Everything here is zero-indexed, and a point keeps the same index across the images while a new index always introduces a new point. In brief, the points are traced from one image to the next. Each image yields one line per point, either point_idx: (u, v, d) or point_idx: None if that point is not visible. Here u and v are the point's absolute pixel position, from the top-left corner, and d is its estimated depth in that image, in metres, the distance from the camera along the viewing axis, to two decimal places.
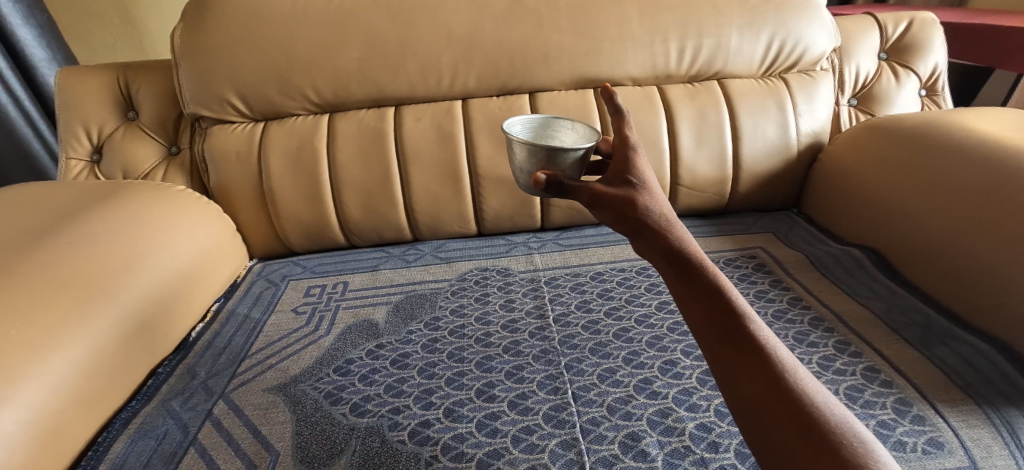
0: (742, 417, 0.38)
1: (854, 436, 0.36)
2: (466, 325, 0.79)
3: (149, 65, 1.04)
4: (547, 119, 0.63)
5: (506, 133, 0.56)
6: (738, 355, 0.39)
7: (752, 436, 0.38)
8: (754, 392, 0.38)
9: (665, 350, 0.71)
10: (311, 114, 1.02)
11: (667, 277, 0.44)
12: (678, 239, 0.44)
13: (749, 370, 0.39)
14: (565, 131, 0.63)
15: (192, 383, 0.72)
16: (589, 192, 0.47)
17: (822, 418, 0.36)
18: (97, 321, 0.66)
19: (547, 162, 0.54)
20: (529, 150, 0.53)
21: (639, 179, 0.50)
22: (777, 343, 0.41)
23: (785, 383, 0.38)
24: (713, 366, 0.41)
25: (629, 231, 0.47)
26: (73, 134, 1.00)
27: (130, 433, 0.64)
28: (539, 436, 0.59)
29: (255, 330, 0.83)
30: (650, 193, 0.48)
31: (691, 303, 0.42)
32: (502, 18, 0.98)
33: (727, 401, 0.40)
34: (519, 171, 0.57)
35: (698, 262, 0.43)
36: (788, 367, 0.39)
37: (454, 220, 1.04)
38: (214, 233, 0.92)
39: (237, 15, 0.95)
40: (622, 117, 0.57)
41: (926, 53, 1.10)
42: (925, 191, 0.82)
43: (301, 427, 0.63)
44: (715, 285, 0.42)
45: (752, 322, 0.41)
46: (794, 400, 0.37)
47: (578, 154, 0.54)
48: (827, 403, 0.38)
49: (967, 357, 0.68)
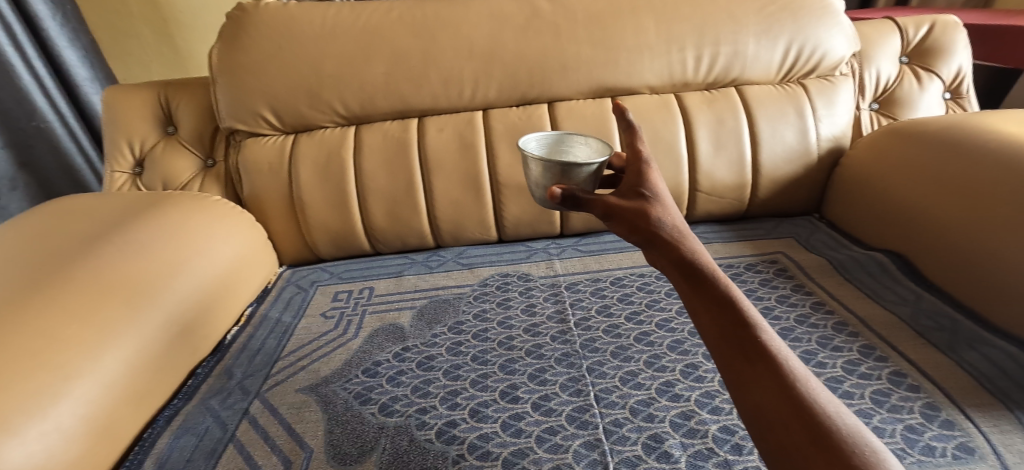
0: (756, 425, 0.39)
1: (866, 445, 0.36)
2: (489, 329, 0.81)
3: (187, 82, 1.10)
4: (561, 135, 0.65)
5: (521, 150, 0.58)
6: (750, 364, 0.40)
7: (764, 445, 0.38)
8: (767, 400, 0.38)
9: (686, 354, 0.72)
10: (338, 126, 1.06)
11: (680, 286, 0.45)
12: (690, 250, 0.46)
13: (760, 379, 0.39)
14: (578, 146, 0.65)
15: (229, 383, 0.76)
16: (603, 205, 0.50)
17: (833, 427, 0.37)
18: (144, 322, 0.70)
19: (562, 177, 0.55)
20: (544, 166, 0.55)
21: (651, 191, 0.51)
22: (790, 354, 0.42)
23: (796, 393, 0.38)
24: (726, 378, 0.41)
25: (643, 241, 0.49)
26: (117, 148, 1.07)
27: (172, 429, 0.67)
28: (563, 437, 0.60)
29: (286, 333, 0.86)
30: (663, 205, 0.50)
31: (703, 313, 0.43)
32: (521, 31, 1.01)
33: (740, 410, 0.40)
34: (534, 185, 0.59)
35: (710, 272, 0.44)
36: (799, 377, 0.40)
37: (476, 226, 1.06)
38: (247, 240, 0.96)
39: (269, 33, 1.00)
40: (634, 133, 0.58)
41: (949, 56, 1.09)
42: (950, 194, 0.81)
43: (332, 425, 0.65)
44: (726, 295, 0.43)
45: (763, 332, 0.41)
46: (805, 409, 0.37)
47: (591, 169, 0.55)
48: (839, 413, 0.38)
49: (998, 361, 0.67)
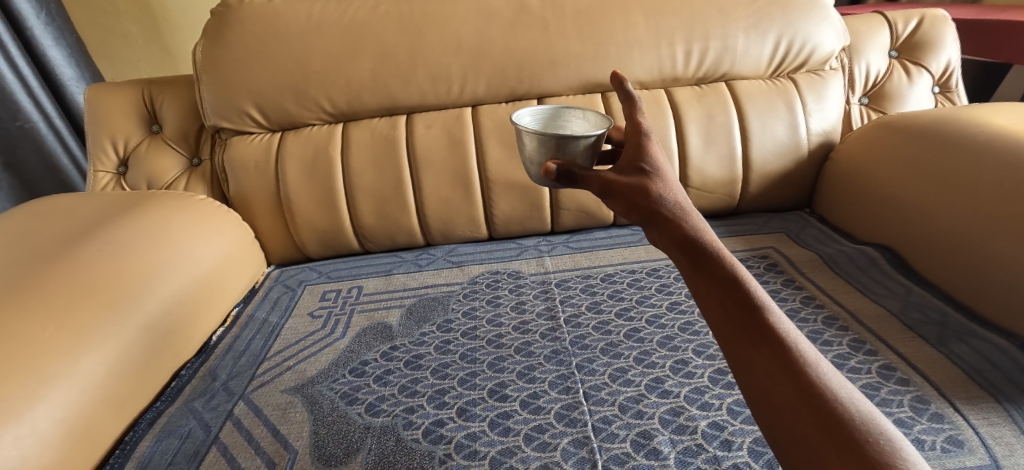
0: (761, 410, 0.38)
1: (880, 433, 0.35)
2: (478, 327, 0.80)
3: (172, 80, 1.08)
4: (556, 109, 0.63)
5: (514, 123, 0.55)
6: (755, 346, 0.39)
7: (771, 431, 0.37)
8: (773, 384, 0.38)
9: (676, 350, 0.71)
10: (326, 123, 1.05)
11: (682, 267, 0.45)
12: (693, 229, 0.45)
13: (767, 363, 0.39)
14: (575, 120, 0.63)
15: (213, 385, 0.74)
16: (600, 181, 0.49)
17: (845, 413, 0.36)
18: (125, 323, 0.68)
19: (558, 151, 0.53)
20: (538, 139, 0.53)
21: (652, 167, 0.50)
22: (799, 337, 0.41)
23: (805, 378, 0.37)
24: (730, 361, 0.41)
25: (643, 220, 0.48)
26: (101, 147, 1.05)
27: (155, 433, 0.66)
28: (551, 435, 0.59)
29: (272, 333, 0.85)
30: (664, 180, 0.49)
31: (707, 295, 0.43)
32: (510, 26, 1.00)
33: (746, 395, 0.40)
34: (529, 161, 0.57)
35: (714, 251, 0.43)
36: (809, 360, 0.39)
37: (465, 223, 1.05)
38: (233, 240, 0.95)
39: (254, 29, 0.99)
40: (634, 103, 0.56)
41: (938, 49, 1.09)
42: (940, 187, 0.81)
43: (317, 426, 0.64)
44: (732, 275, 0.42)
45: (771, 314, 0.41)
46: (815, 394, 0.37)
47: (588, 141, 0.53)
48: (851, 398, 0.37)
49: (986, 354, 0.67)
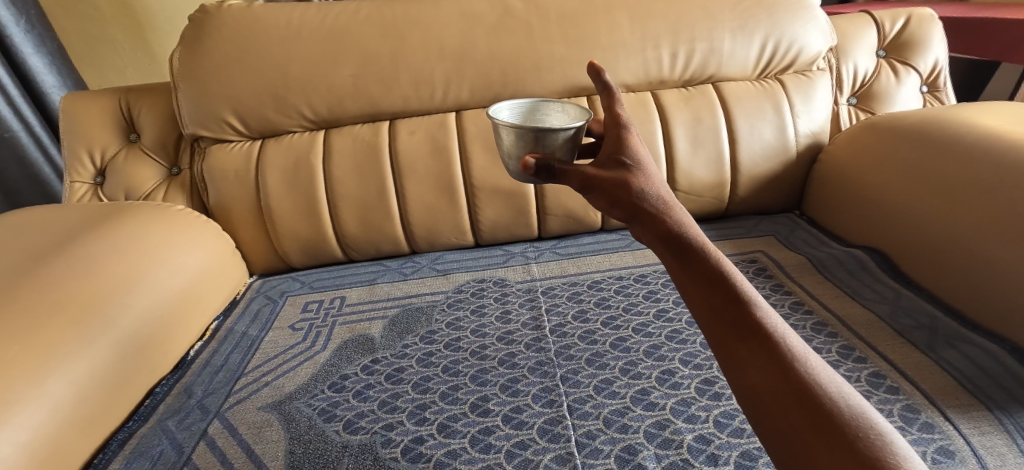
0: (752, 407, 0.37)
1: (871, 428, 0.34)
2: (462, 338, 0.78)
3: (150, 88, 1.06)
4: (536, 103, 0.61)
5: (490, 117, 0.53)
6: (743, 343, 0.38)
7: (761, 428, 0.36)
8: (763, 382, 0.36)
9: (663, 360, 0.70)
10: (307, 130, 1.03)
11: (667, 263, 0.43)
12: (677, 222, 0.43)
13: (756, 359, 0.37)
14: (554, 114, 0.61)
15: (188, 402, 0.72)
16: (579, 176, 0.46)
17: (836, 410, 0.34)
18: (96, 340, 0.66)
19: (535, 144, 0.51)
20: (516, 132, 0.51)
21: (632, 159, 0.48)
22: (787, 331, 0.39)
23: (794, 374, 0.36)
24: (719, 359, 0.39)
25: (625, 215, 0.45)
26: (77, 157, 1.02)
27: (125, 454, 0.64)
28: (533, 451, 0.58)
29: (252, 347, 0.83)
30: (646, 173, 0.47)
31: (692, 290, 0.41)
32: (493, 30, 0.99)
33: (735, 391, 0.38)
34: (507, 156, 0.55)
35: (698, 245, 0.42)
36: (798, 355, 0.37)
37: (451, 230, 1.03)
38: (212, 251, 0.93)
39: (232, 36, 0.97)
40: (612, 95, 0.54)
41: (925, 49, 1.08)
42: (929, 189, 0.80)
43: (294, 445, 0.62)
44: (717, 270, 0.41)
45: (758, 309, 0.39)
46: (804, 391, 0.35)
47: (567, 134, 0.51)
48: (840, 392, 0.36)
49: (977, 360, 0.66)
